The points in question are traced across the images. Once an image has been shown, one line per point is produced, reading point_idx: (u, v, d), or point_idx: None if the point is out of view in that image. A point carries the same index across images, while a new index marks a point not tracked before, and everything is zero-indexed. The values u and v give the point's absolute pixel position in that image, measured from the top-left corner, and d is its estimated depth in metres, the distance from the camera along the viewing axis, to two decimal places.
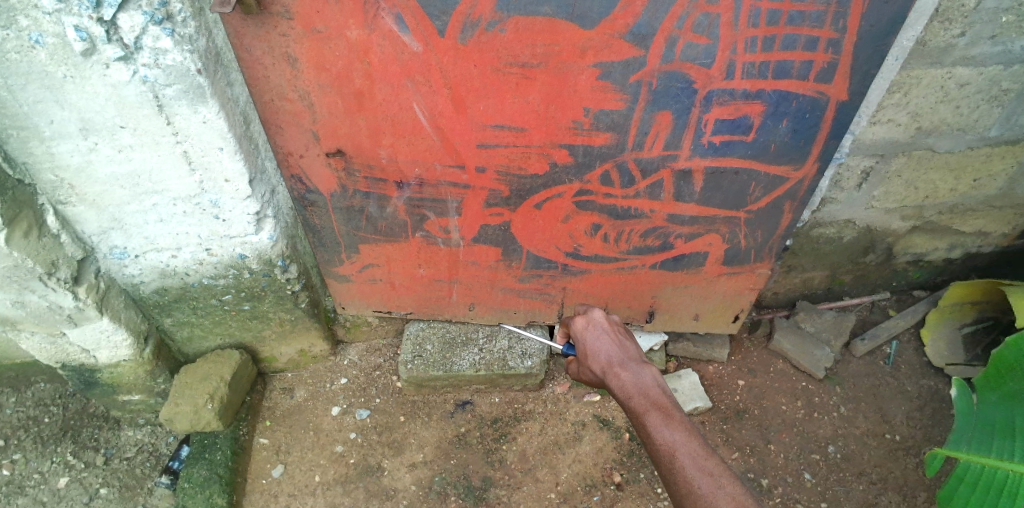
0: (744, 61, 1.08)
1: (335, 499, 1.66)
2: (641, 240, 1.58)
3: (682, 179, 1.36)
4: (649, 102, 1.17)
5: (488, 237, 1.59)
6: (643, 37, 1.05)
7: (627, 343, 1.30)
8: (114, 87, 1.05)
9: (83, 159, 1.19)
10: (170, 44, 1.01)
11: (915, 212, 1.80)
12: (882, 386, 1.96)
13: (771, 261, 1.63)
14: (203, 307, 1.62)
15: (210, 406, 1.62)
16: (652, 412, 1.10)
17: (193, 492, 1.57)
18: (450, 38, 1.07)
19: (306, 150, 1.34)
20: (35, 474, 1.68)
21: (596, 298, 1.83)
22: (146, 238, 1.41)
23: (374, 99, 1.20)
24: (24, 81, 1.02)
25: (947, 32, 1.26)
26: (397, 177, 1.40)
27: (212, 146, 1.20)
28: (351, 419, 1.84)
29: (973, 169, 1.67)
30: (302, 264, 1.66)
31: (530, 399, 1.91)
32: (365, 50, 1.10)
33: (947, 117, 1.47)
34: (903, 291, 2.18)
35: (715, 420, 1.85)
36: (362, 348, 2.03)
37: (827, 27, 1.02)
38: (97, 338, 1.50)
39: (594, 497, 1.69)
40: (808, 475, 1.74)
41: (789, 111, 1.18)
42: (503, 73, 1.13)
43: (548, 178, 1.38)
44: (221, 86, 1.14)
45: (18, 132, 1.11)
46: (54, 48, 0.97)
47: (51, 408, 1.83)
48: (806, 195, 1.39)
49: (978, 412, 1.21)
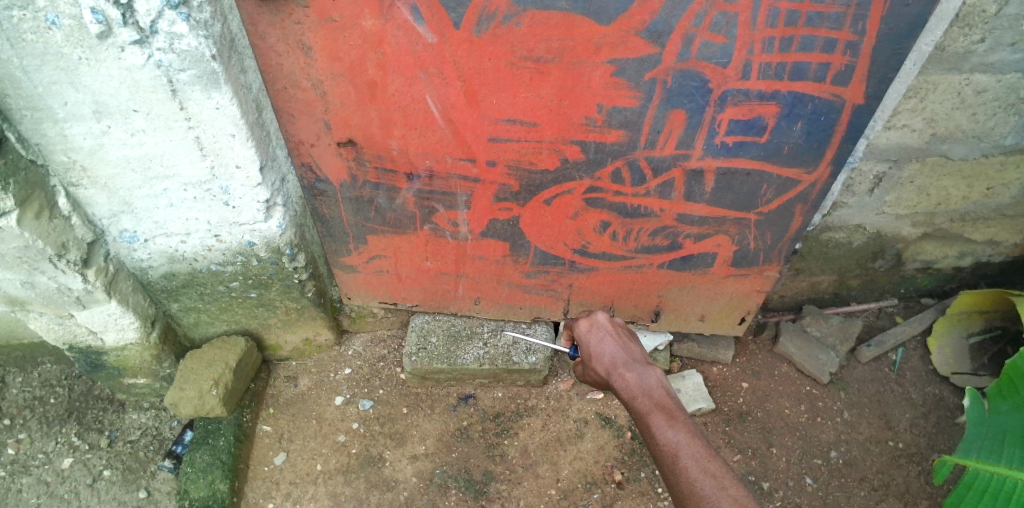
0: (761, 61, 1.07)
1: (336, 489, 1.67)
2: (650, 240, 1.57)
3: (693, 179, 1.35)
4: (662, 100, 1.16)
5: (496, 232, 1.59)
6: (659, 34, 1.04)
7: (631, 345, 1.29)
8: (128, 70, 1.06)
9: (96, 142, 1.19)
10: (185, 29, 1.01)
11: (926, 218, 1.79)
12: (887, 392, 1.95)
13: (780, 265, 1.62)
14: (210, 293, 1.63)
15: (214, 391, 1.63)
16: (655, 413, 1.10)
17: (195, 476, 1.58)
18: (465, 31, 1.07)
19: (316, 139, 1.34)
20: (40, 454, 1.69)
21: (603, 296, 1.82)
22: (156, 223, 1.41)
23: (387, 90, 1.20)
24: (39, 62, 1.02)
25: (966, 38, 1.25)
26: (407, 168, 1.40)
27: (224, 132, 1.20)
28: (354, 409, 1.85)
29: (988, 177, 1.65)
30: (310, 253, 1.66)
31: (533, 395, 1.91)
32: (379, 40, 1.09)
33: (962, 124, 1.46)
34: (911, 298, 2.17)
35: (718, 422, 1.84)
36: (366, 339, 2.04)
37: (846, 29, 1.01)
38: (105, 321, 1.50)
39: (595, 494, 1.69)
40: (809, 479, 1.73)
41: (804, 113, 1.17)
42: (517, 67, 1.13)
43: (559, 174, 1.38)
44: (235, 72, 1.14)
45: (32, 113, 1.11)
46: (69, 31, 0.98)
47: (56, 389, 1.84)
48: (818, 198, 1.39)
49: (991, 422, 1.21)
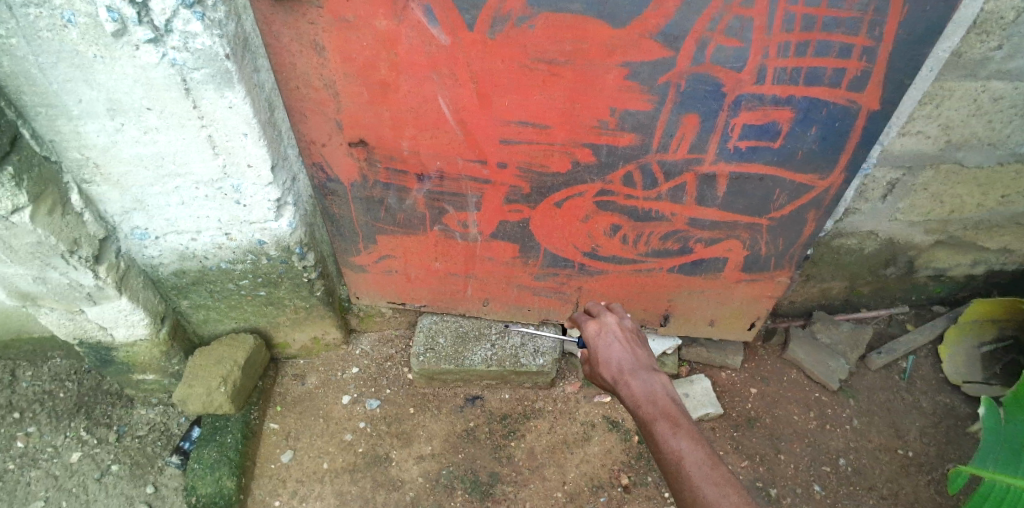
0: (776, 66, 1.07)
1: (343, 487, 1.68)
2: (661, 243, 1.57)
3: (705, 183, 1.35)
4: (676, 103, 1.16)
5: (506, 233, 1.59)
6: (673, 38, 1.04)
7: (639, 350, 1.28)
8: (142, 68, 1.06)
9: (109, 139, 1.20)
10: (200, 28, 1.00)
11: (939, 225, 1.78)
12: (897, 400, 1.94)
13: (791, 270, 1.62)
14: (220, 290, 1.64)
15: (223, 388, 1.63)
16: (660, 420, 1.08)
17: (203, 473, 1.59)
18: (479, 32, 1.06)
19: (329, 139, 1.35)
20: (49, 448, 1.70)
21: (611, 299, 1.82)
22: (167, 221, 1.42)
23: (399, 91, 1.20)
24: (55, 60, 1.03)
25: (983, 44, 1.24)
26: (418, 169, 1.40)
27: (237, 131, 1.20)
28: (361, 408, 1.86)
29: (1002, 185, 1.63)
30: (319, 252, 1.66)
31: (540, 397, 1.91)
32: (392, 41, 1.09)
33: (978, 131, 1.45)
34: (922, 305, 2.16)
35: (725, 427, 1.84)
36: (374, 338, 2.05)
37: (863, 35, 1.00)
38: (115, 317, 1.51)
39: (600, 498, 1.69)
40: (818, 486, 1.73)
41: (818, 118, 1.16)
42: (530, 69, 1.13)
43: (570, 177, 1.37)
44: (248, 71, 1.13)
45: (47, 110, 1.12)
46: (85, 28, 0.98)
47: (66, 383, 1.86)
48: (831, 204, 1.38)
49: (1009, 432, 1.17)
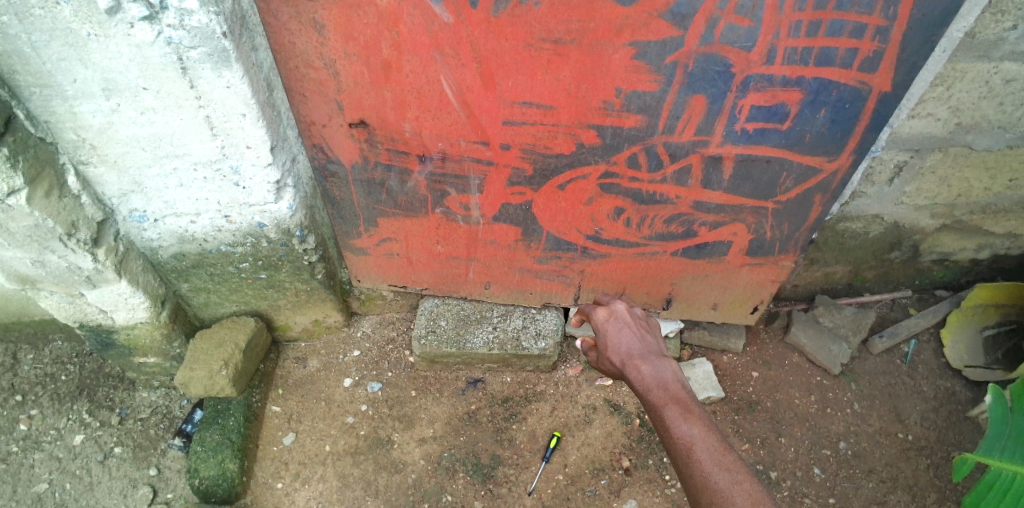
0: (787, 46, 1.04)
1: (345, 469, 1.69)
2: (664, 226, 1.55)
3: (711, 165, 1.33)
4: (683, 85, 1.14)
5: (509, 216, 1.57)
6: (682, 17, 1.01)
7: (649, 337, 1.28)
8: (138, 47, 1.03)
9: (105, 120, 1.17)
10: (196, 6, 0.97)
11: (946, 210, 1.76)
12: (898, 385, 1.95)
13: (795, 255, 1.61)
14: (220, 273, 1.63)
15: (224, 372, 1.63)
16: (670, 405, 1.06)
17: (205, 455, 1.59)
18: (482, 11, 1.04)
19: (329, 119, 1.33)
20: (52, 430, 1.71)
21: (615, 282, 1.81)
22: (166, 203, 1.40)
23: (401, 70, 1.17)
24: (48, 38, 1.00)
25: (998, 25, 1.21)
26: (420, 151, 1.38)
27: (235, 112, 1.18)
28: (363, 391, 1.86)
29: (1011, 169, 1.62)
30: (319, 235, 1.65)
31: (542, 380, 1.91)
32: (394, 19, 1.07)
33: (988, 114, 1.43)
34: (925, 290, 2.15)
35: (726, 411, 1.85)
36: (375, 321, 2.04)
37: (877, 14, 0.98)
38: (115, 300, 1.50)
39: (601, 480, 1.70)
40: (818, 470, 1.74)
41: (828, 101, 1.14)
42: (535, 48, 1.10)
43: (574, 158, 1.35)
44: (246, 50, 1.10)
45: (41, 90, 1.10)
46: (77, 6, 0.95)
47: (67, 366, 1.86)
48: (838, 187, 1.36)
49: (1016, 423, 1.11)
